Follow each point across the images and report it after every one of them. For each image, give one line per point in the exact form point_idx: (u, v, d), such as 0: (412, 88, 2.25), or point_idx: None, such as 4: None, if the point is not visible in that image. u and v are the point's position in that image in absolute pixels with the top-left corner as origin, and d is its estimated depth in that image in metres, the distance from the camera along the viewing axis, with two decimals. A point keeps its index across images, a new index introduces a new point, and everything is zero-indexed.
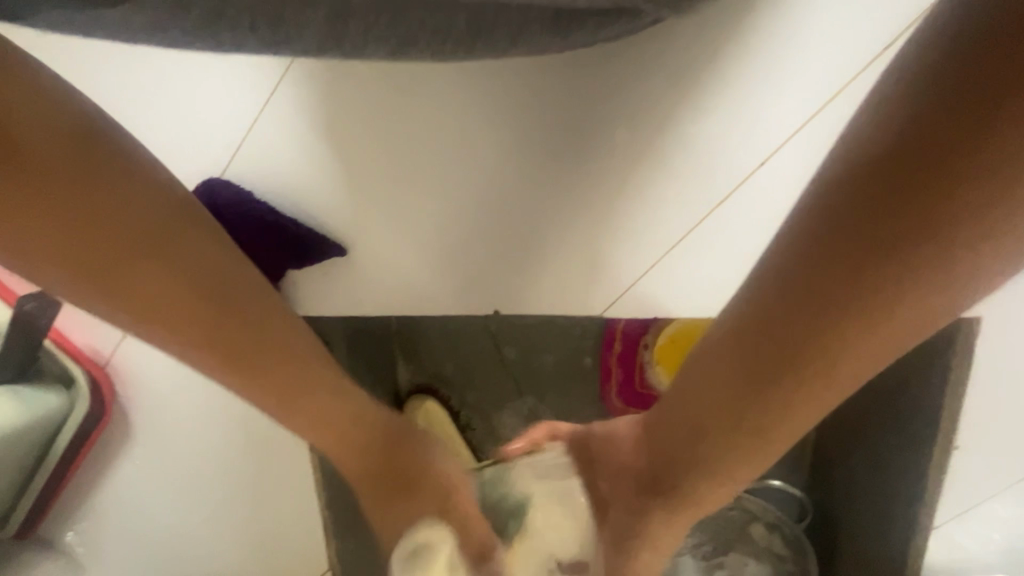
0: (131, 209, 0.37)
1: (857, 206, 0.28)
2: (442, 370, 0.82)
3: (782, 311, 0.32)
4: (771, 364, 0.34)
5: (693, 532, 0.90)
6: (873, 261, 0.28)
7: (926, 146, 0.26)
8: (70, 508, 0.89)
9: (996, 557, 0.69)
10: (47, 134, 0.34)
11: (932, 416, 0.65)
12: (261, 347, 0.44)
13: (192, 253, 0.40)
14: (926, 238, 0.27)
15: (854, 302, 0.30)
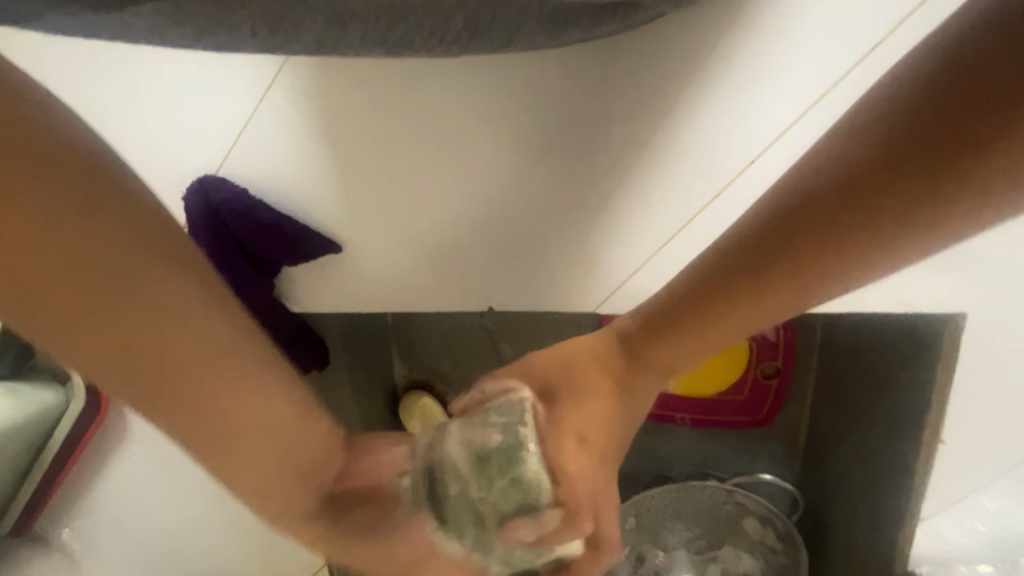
0: (112, 238, 0.28)
1: (829, 177, 0.29)
2: (439, 368, 0.84)
3: (729, 264, 0.35)
4: (723, 301, 0.36)
5: (688, 528, 0.92)
6: (804, 230, 0.31)
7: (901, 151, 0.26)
8: (66, 505, 0.89)
9: (982, 547, 0.70)
10: (34, 145, 0.25)
11: (920, 410, 0.66)
12: (246, 417, 0.36)
13: (174, 321, 0.31)
14: (869, 236, 0.29)
15: (783, 267, 0.33)
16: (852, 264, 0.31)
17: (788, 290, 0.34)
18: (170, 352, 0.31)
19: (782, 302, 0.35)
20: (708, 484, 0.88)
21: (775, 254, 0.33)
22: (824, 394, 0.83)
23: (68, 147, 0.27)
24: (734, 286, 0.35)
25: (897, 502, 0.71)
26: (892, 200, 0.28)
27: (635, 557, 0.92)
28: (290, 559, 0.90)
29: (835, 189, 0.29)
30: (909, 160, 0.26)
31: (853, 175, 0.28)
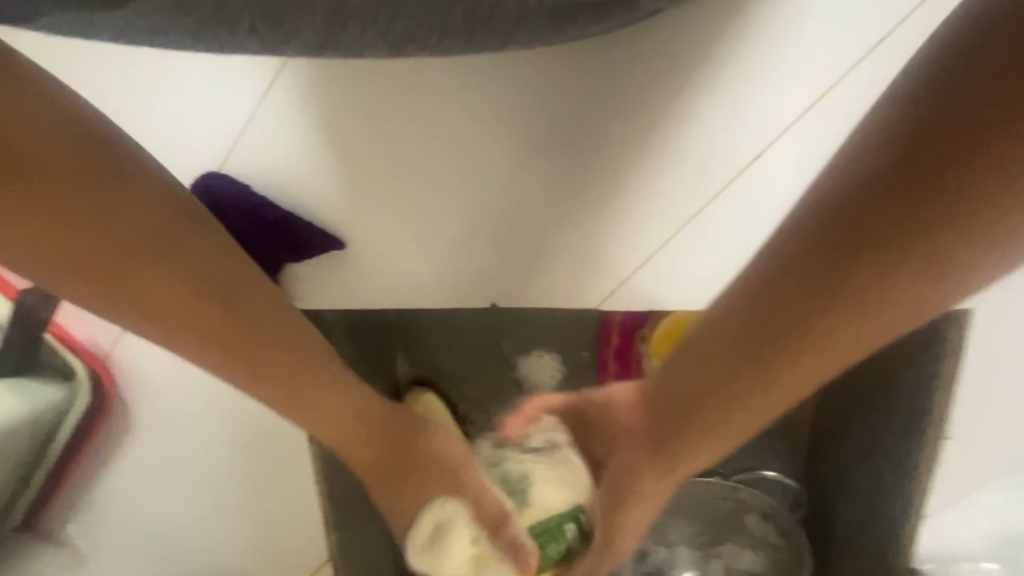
0: (139, 190, 0.35)
1: (853, 213, 0.30)
2: (441, 362, 0.76)
3: (760, 311, 0.35)
4: (762, 350, 0.36)
5: (691, 525, 0.92)
6: (858, 261, 0.30)
7: (920, 169, 0.27)
8: (72, 502, 0.90)
9: (988, 546, 0.70)
10: (60, 133, 0.32)
11: (924, 406, 0.66)
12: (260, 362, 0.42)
13: (197, 245, 0.38)
14: (906, 266, 0.29)
15: (838, 304, 0.32)
16: (894, 299, 0.30)
17: (832, 334, 0.33)
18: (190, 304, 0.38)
19: (844, 344, 0.33)
20: (710, 480, 0.89)
21: (804, 296, 0.33)
22: (826, 390, 0.82)
23: (80, 112, 0.34)
24: (768, 332, 0.35)
25: (903, 500, 0.71)
26: (936, 213, 0.27)
27: (637, 553, 0.92)
28: (289, 563, 0.89)
29: (849, 226, 0.30)
30: (934, 168, 0.27)
31: (863, 207, 0.29)
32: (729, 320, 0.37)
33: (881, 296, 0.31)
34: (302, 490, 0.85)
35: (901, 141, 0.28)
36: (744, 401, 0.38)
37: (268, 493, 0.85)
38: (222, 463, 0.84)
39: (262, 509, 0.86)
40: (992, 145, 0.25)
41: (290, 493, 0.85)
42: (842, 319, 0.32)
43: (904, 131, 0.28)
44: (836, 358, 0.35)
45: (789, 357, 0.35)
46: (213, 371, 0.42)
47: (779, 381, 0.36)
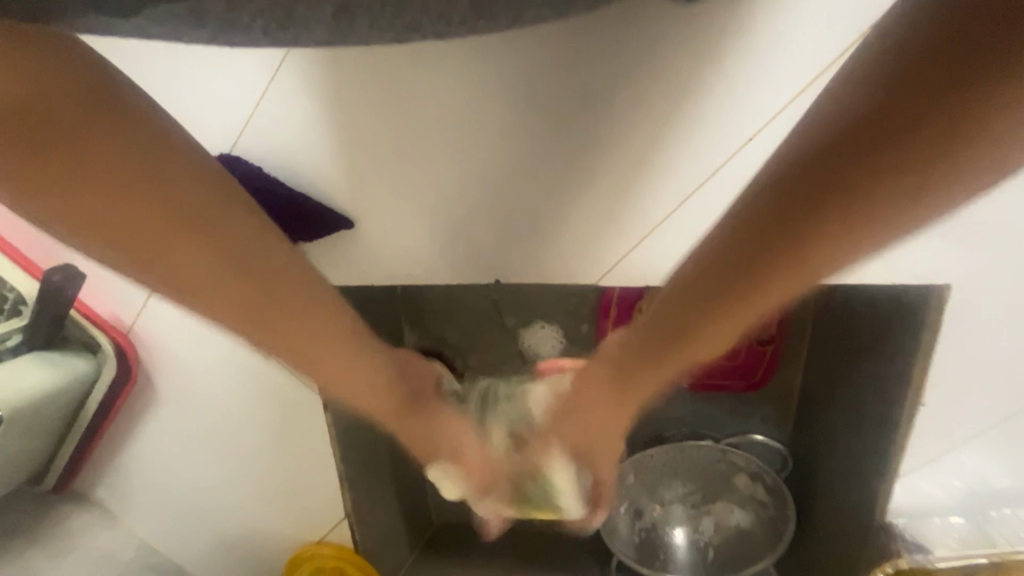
0: (138, 155, 0.40)
1: (861, 125, 0.32)
2: (448, 335, 0.90)
3: (777, 204, 0.37)
4: (774, 241, 0.37)
5: (684, 484, 1.00)
6: (841, 185, 0.33)
7: (947, 69, 0.28)
8: (104, 465, 0.96)
9: (954, 500, 0.74)
10: (77, 85, 0.37)
11: (903, 374, 0.70)
12: (204, 265, 0.44)
13: (212, 213, 0.44)
14: (929, 168, 0.31)
15: (814, 229, 0.35)
16: (879, 212, 0.33)
17: (829, 239, 0.35)
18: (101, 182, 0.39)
19: (822, 258, 0.36)
20: (703, 444, 0.96)
21: (790, 202, 0.36)
22: (814, 357, 0.89)
23: (102, 72, 0.39)
24: (779, 231, 0.37)
25: (883, 462, 0.75)
26: (916, 143, 0.30)
27: (634, 511, 1.00)
28: (310, 517, 0.95)
29: (868, 123, 0.32)
30: (914, 115, 0.30)
31: (896, 106, 0.30)
32: (720, 254, 0.41)
33: (890, 203, 0.33)
34: (317, 457, 0.90)
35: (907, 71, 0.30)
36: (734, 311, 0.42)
37: (285, 458, 0.91)
38: (243, 430, 0.89)
39: (282, 469, 0.92)
40: (971, 72, 0.28)
41: (306, 458, 0.90)
42: (830, 230, 0.35)
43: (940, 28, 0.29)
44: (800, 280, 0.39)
45: (782, 265, 0.38)
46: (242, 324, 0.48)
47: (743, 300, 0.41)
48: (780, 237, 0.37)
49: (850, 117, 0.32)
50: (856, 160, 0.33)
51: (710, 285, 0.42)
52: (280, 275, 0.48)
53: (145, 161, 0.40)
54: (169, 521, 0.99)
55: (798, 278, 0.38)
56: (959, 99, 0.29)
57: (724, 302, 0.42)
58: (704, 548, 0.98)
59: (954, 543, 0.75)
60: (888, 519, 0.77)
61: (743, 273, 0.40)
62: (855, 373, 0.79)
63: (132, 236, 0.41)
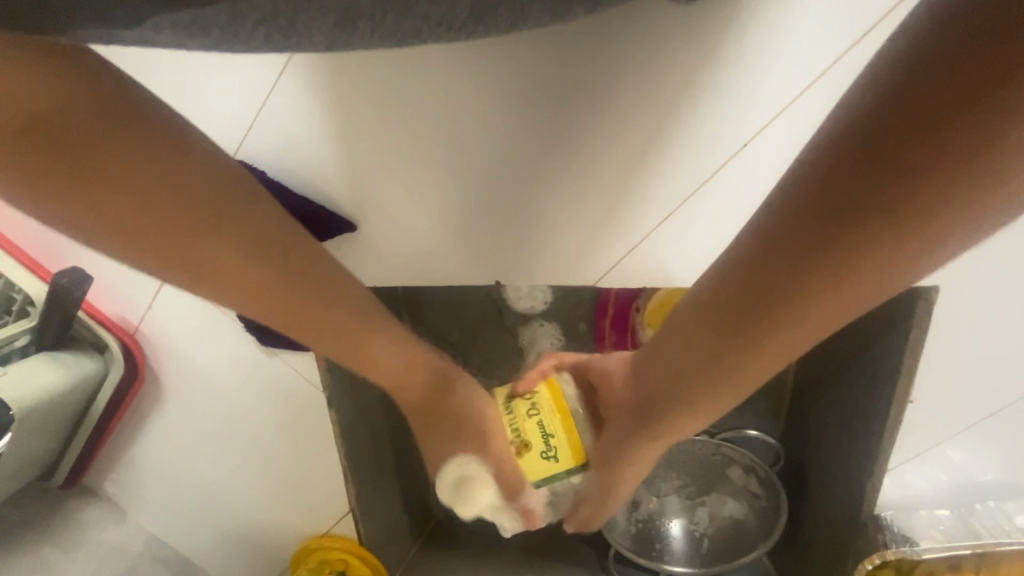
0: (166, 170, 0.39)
1: (820, 201, 0.30)
2: (447, 335, 0.84)
3: (745, 284, 0.36)
4: (739, 318, 0.37)
5: (680, 476, 1.03)
6: (814, 264, 0.31)
7: (909, 126, 0.26)
8: (113, 459, 0.99)
9: (940, 495, 0.77)
10: (90, 101, 0.36)
11: (893, 373, 0.71)
12: (241, 277, 0.44)
13: (246, 223, 0.43)
14: (899, 228, 0.28)
15: (804, 295, 0.33)
16: (866, 281, 0.31)
17: (811, 317, 0.34)
18: (125, 188, 0.38)
19: (805, 332, 0.35)
20: (697, 438, 1.01)
21: (761, 285, 0.35)
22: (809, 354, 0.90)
23: (114, 81, 0.37)
24: (747, 307, 0.36)
25: (872, 457, 0.77)
26: (913, 191, 0.27)
27: (631, 503, 1.03)
28: (316, 510, 0.98)
29: (826, 194, 0.30)
30: (881, 166, 0.28)
31: (851, 169, 0.29)
32: (699, 331, 0.41)
33: (877, 270, 0.30)
34: (320, 453, 0.92)
35: (863, 129, 0.28)
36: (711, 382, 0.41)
37: (289, 453, 0.93)
38: (250, 427, 0.91)
39: (289, 465, 0.94)
40: (947, 129, 0.25)
41: (311, 453, 0.92)
42: (797, 308, 0.34)
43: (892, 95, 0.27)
44: (792, 346, 0.36)
45: (761, 338, 0.36)
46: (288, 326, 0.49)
47: (734, 373, 0.40)
48: (744, 315, 0.37)
49: (810, 192, 0.31)
50: (817, 238, 0.31)
51: (692, 352, 0.41)
52: (320, 283, 0.48)
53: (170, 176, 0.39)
54: (176, 514, 1.01)
55: (780, 342, 0.36)
56: (949, 127, 0.25)
57: (722, 367, 0.39)
58: (699, 538, 0.99)
59: (939, 535, 0.79)
60: (879, 513, 0.80)
61: (724, 336, 0.38)
62: (848, 371, 0.81)
63: (168, 255, 0.41)
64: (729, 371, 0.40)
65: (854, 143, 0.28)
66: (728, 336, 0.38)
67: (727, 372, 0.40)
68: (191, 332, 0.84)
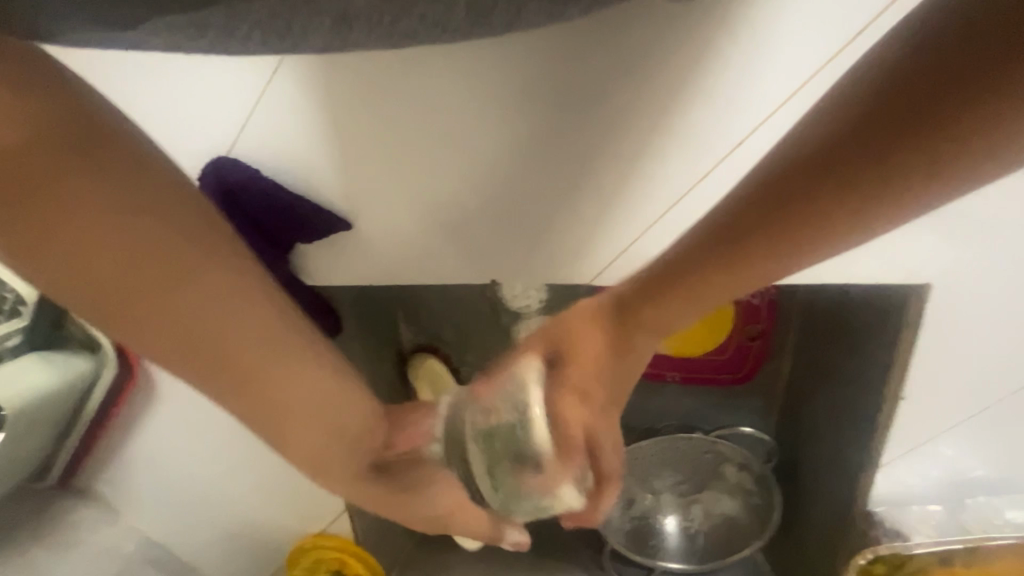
0: (134, 219, 0.35)
1: (827, 150, 0.32)
2: (443, 334, 0.93)
3: (740, 209, 0.38)
4: (724, 244, 0.39)
5: (674, 474, 1.04)
6: (805, 199, 0.34)
7: (920, 108, 0.29)
8: (106, 461, 0.98)
9: (931, 492, 0.77)
10: (63, 121, 0.32)
11: (884, 370, 0.72)
12: (195, 340, 0.40)
13: (214, 281, 0.39)
14: (888, 190, 0.32)
15: (786, 217, 0.36)
16: (838, 227, 0.35)
17: (781, 245, 0.37)
18: (61, 217, 0.32)
19: (762, 267, 0.39)
20: (692, 437, 1.00)
21: (752, 210, 0.37)
22: (802, 350, 0.91)
23: (86, 107, 0.34)
24: (734, 227, 0.39)
25: (864, 453, 0.78)
26: (905, 152, 0.30)
27: (626, 500, 1.03)
28: (312, 510, 0.98)
29: (840, 144, 0.32)
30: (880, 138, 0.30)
31: (872, 130, 0.30)
32: (681, 259, 0.43)
33: (839, 221, 0.34)
34: None
35: (879, 90, 0.30)
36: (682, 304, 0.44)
37: (285, 454, 0.92)
38: (245, 428, 0.90)
39: (285, 464, 0.94)
40: (960, 105, 0.27)
41: None
42: (778, 237, 0.37)
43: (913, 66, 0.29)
44: (758, 275, 0.40)
45: (737, 265, 0.40)
46: (234, 395, 0.44)
47: (701, 294, 0.43)
48: (730, 239, 0.39)
49: (827, 135, 0.32)
50: (819, 175, 0.33)
51: (665, 281, 0.44)
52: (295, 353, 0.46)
53: (143, 223, 0.35)
54: (170, 515, 1.01)
55: (758, 267, 0.39)
56: (956, 120, 0.28)
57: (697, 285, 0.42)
58: (694, 534, 1.01)
59: (930, 531, 0.79)
60: (869, 509, 0.80)
61: (705, 261, 0.41)
62: (840, 368, 0.82)
63: (94, 307, 0.36)
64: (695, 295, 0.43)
65: (869, 112, 0.30)
66: (703, 259, 0.41)
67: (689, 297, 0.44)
68: None
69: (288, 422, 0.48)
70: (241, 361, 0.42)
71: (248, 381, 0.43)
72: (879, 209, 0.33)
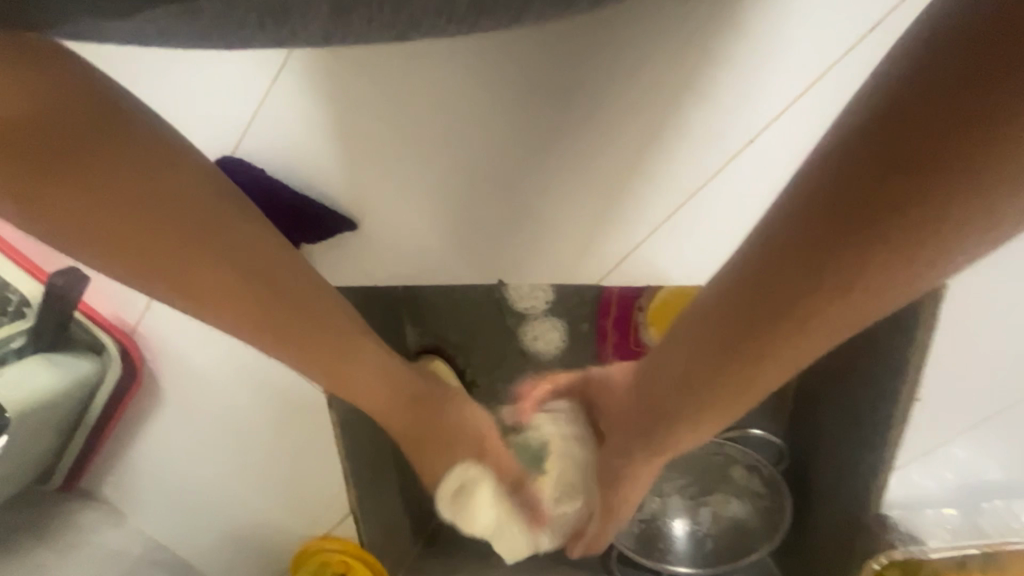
0: (168, 190, 0.42)
1: (837, 210, 0.31)
2: (449, 334, 0.92)
3: (753, 293, 0.36)
4: (751, 331, 0.37)
5: (682, 476, 1.03)
6: (830, 267, 0.32)
7: (916, 146, 0.27)
8: (111, 463, 0.98)
9: (945, 494, 0.76)
10: (79, 104, 0.38)
11: (898, 370, 0.71)
12: (229, 292, 0.47)
13: (239, 237, 0.46)
14: (930, 233, 0.28)
15: (811, 297, 0.33)
16: (885, 289, 0.31)
17: (818, 322, 0.34)
18: (99, 182, 0.40)
19: (802, 347, 0.36)
20: (700, 438, 0.99)
21: (770, 291, 0.35)
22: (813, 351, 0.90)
23: (104, 90, 0.41)
24: (756, 314, 0.36)
25: (877, 455, 0.76)
26: (920, 196, 0.27)
27: (633, 503, 1.02)
28: (317, 512, 0.97)
29: (845, 205, 0.30)
30: (892, 189, 0.28)
31: (873, 182, 0.29)
32: (699, 338, 0.40)
33: (876, 285, 0.31)
34: (322, 454, 0.91)
35: (868, 139, 0.29)
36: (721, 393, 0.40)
37: (290, 455, 0.92)
38: (251, 428, 0.90)
39: (289, 466, 0.93)
40: (966, 138, 0.26)
41: (312, 455, 0.91)
42: (809, 316, 0.34)
43: (895, 106, 0.28)
44: (810, 351, 0.36)
45: (772, 349, 0.36)
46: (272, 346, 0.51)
47: (743, 378, 0.39)
48: (756, 326, 0.36)
49: (831, 200, 0.31)
50: (835, 243, 0.31)
51: (692, 363, 0.41)
52: (317, 302, 0.51)
53: (160, 188, 0.42)
54: (175, 517, 1.01)
55: (805, 346, 0.36)
56: (965, 141, 0.26)
57: (734, 369, 0.39)
58: (703, 538, 0.99)
59: (945, 534, 0.78)
60: (883, 510, 0.79)
61: (726, 349, 0.38)
62: (853, 369, 0.80)
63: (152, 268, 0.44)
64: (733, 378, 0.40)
65: (868, 163, 0.29)
66: (727, 344, 0.38)
67: (728, 381, 0.40)
68: (191, 333, 0.83)
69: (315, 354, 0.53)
70: (264, 304, 0.48)
71: (285, 331, 0.50)
72: (919, 258, 0.29)
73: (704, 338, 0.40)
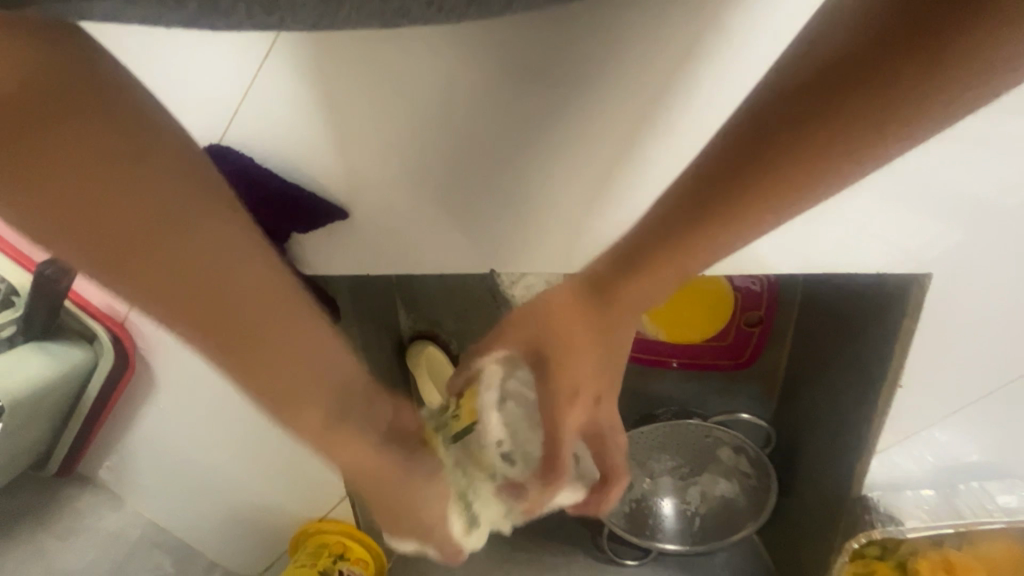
0: (150, 188, 0.37)
1: (800, 90, 0.37)
2: (443, 320, 0.95)
3: (721, 165, 0.41)
4: (717, 196, 0.42)
5: (672, 457, 1.05)
6: (792, 135, 0.38)
7: (887, 38, 0.33)
8: (106, 450, 0.98)
9: (925, 475, 0.79)
10: (53, 72, 0.32)
11: (883, 357, 0.72)
12: (191, 295, 0.42)
13: (214, 245, 0.42)
14: (874, 114, 0.35)
15: (755, 177, 0.40)
16: (821, 157, 0.38)
17: (766, 186, 0.40)
18: (47, 158, 0.33)
19: (749, 213, 0.42)
20: (690, 423, 0.99)
21: (736, 160, 0.41)
22: (800, 336, 0.93)
23: (104, 69, 0.35)
24: (725, 183, 0.41)
25: (863, 439, 0.78)
26: (858, 99, 0.35)
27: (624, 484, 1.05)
28: (313, 496, 0.99)
29: (812, 86, 0.36)
30: (853, 73, 0.34)
31: (837, 71, 0.35)
32: (668, 211, 0.45)
33: (819, 156, 0.38)
34: None
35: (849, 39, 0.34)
36: (682, 258, 0.46)
37: (287, 441, 0.93)
38: (246, 414, 0.91)
39: (286, 452, 0.94)
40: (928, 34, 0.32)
41: (308, 440, 0.93)
42: (764, 177, 0.40)
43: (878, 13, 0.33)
44: (753, 220, 0.43)
45: (726, 212, 0.42)
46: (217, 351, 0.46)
47: (700, 246, 0.45)
48: (722, 194, 0.42)
49: (802, 81, 0.37)
50: (798, 118, 0.37)
51: (660, 234, 0.46)
52: (295, 314, 0.49)
53: (139, 192, 0.37)
54: (172, 501, 1.02)
55: (750, 217, 0.43)
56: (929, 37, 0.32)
57: (691, 238, 0.44)
58: (691, 517, 1.04)
59: (924, 515, 0.81)
60: (865, 493, 0.82)
61: (680, 234, 0.45)
62: (840, 355, 0.82)
63: (103, 259, 0.38)
64: (690, 249, 0.45)
65: (843, 55, 0.34)
66: (692, 216, 0.44)
67: (687, 247, 0.45)
68: None
69: (230, 346, 0.46)
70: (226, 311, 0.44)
71: (240, 337, 0.46)
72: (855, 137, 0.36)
73: (667, 216, 0.45)
